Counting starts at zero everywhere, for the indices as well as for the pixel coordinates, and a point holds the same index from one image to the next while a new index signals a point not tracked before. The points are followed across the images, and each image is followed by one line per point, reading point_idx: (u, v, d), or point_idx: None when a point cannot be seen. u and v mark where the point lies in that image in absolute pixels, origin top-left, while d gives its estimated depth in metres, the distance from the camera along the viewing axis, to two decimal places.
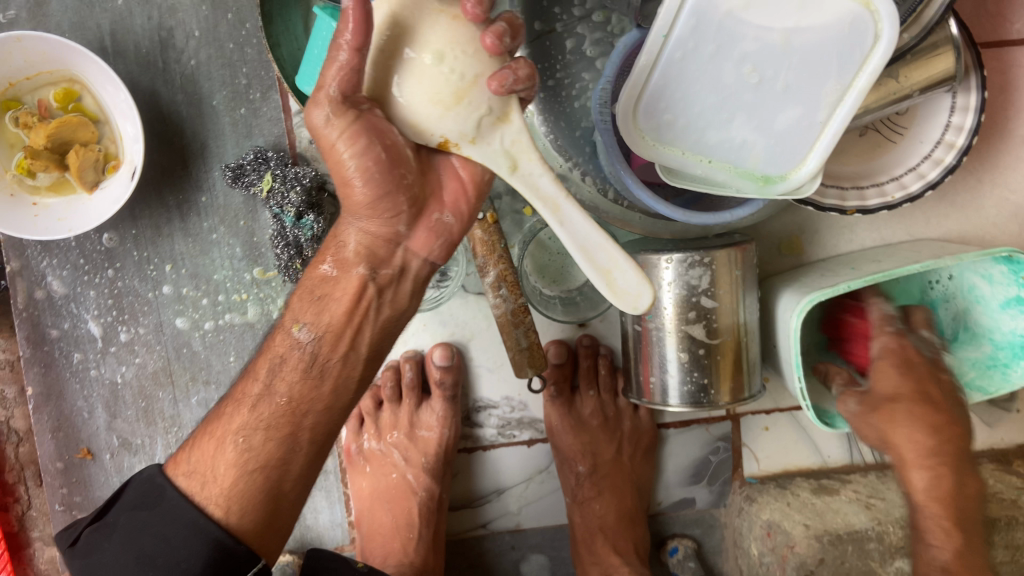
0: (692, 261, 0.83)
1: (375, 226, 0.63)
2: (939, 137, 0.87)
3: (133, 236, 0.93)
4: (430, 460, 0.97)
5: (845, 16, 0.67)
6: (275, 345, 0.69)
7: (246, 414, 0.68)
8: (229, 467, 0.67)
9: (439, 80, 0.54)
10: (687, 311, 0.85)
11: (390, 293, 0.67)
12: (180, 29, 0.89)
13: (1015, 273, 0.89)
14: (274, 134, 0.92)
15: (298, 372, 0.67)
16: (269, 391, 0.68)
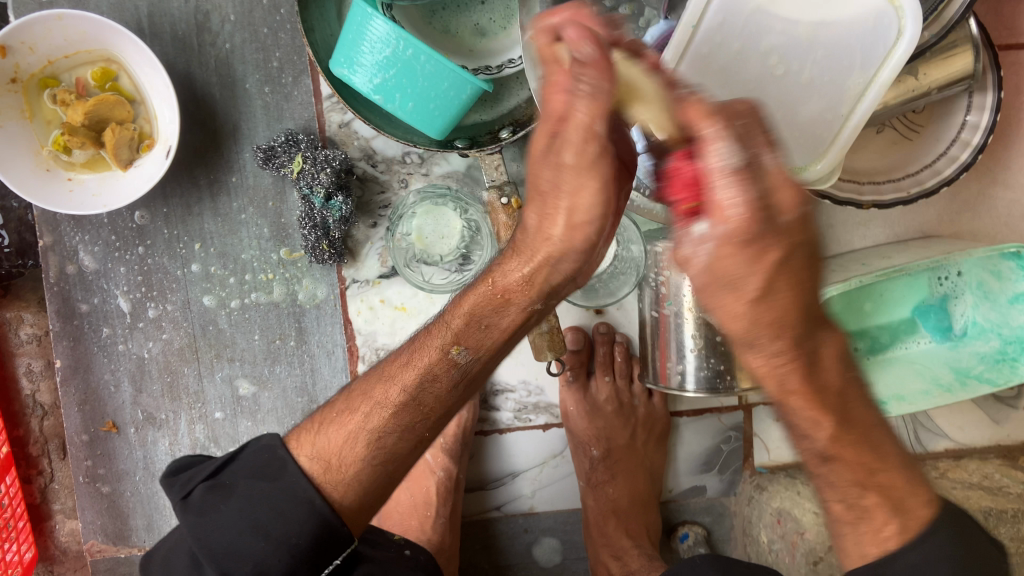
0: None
1: (564, 267, 0.58)
2: (956, 136, 0.89)
3: (164, 214, 0.96)
4: (449, 441, 0.99)
5: (869, 12, 0.69)
6: (427, 346, 0.66)
7: (382, 410, 0.66)
8: (354, 456, 0.65)
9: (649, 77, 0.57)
10: None
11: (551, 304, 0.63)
12: (216, 13, 0.91)
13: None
14: (305, 118, 0.95)
15: (446, 384, 0.66)
16: (410, 391, 0.66)
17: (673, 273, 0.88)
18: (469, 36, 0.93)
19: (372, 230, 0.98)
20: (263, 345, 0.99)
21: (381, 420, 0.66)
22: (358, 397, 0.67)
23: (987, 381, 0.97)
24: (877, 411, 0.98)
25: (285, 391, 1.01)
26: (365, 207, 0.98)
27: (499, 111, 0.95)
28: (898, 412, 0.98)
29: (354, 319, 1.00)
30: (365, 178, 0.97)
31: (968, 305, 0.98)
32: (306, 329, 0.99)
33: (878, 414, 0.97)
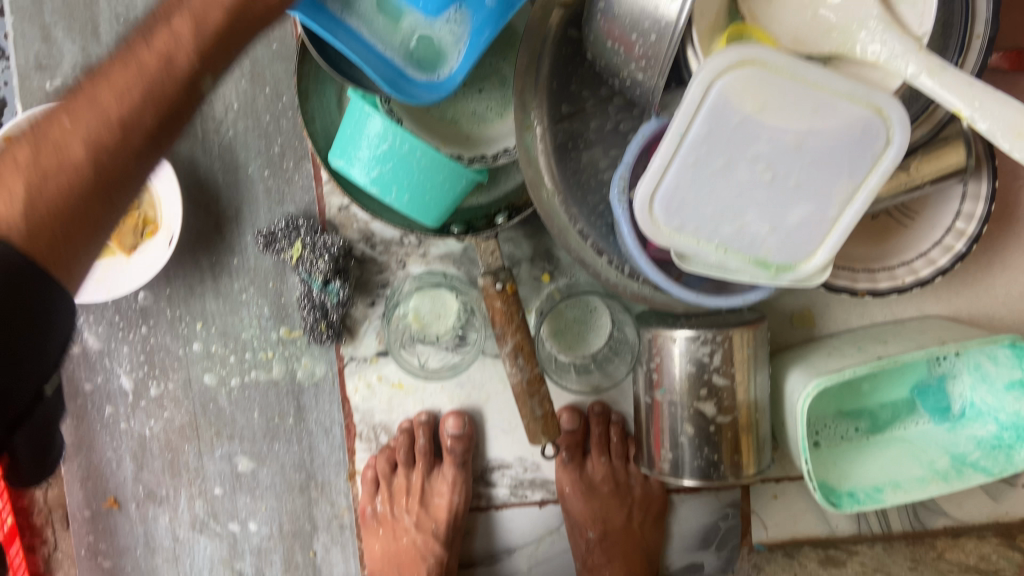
0: (705, 338, 0.86)
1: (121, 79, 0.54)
2: (950, 224, 0.90)
3: (167, 295, 0.97)
4: (441, 527, 1.00)
5: (857, 122, 0.70)
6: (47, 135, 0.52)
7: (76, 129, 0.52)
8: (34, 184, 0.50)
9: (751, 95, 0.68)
10: (699, 389, 0.88)
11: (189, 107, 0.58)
12: (220, 102, 0.94)
13: (1019, 357, 0.92)
14: (305, 201, 0.96)
15: (129, 78, 0.54)
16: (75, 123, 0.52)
17: (666, 360, 0.89)
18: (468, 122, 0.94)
19: (370, 309, 0.99)
20: (262, 423, 1.01)
21: (79, 174, 0.51)
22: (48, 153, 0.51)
23: (983, 470, 0.97)
24: (873, 501, 0.98)
25: (284, 467, 1.02)
26: (364, 287, 0.99)
27: (496, 194, 0.96)
28: (893, 501, 0.97)
29: (352, 396, 1.01)
30: (364, 260, 0.98)
31: (965, 387, 0.98)
32: (305, 407, 1.01)
33: (874, 504, 0.98)
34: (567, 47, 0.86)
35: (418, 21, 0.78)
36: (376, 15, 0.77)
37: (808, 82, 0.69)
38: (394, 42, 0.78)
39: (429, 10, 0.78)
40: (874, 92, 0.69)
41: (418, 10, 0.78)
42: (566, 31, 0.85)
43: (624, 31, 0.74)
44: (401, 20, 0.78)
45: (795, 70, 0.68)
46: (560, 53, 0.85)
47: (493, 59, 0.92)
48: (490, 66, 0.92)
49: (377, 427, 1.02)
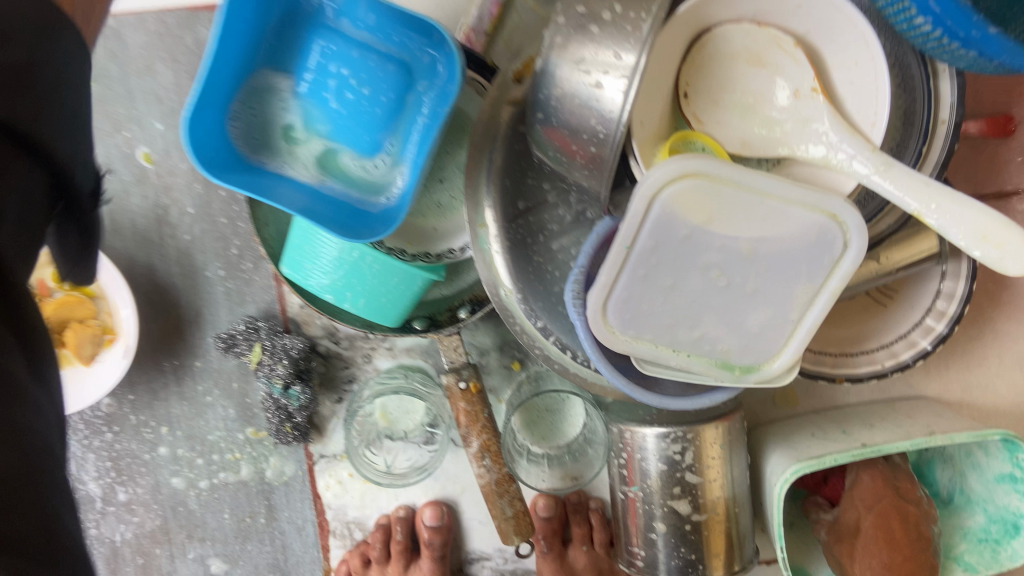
0: (676, 435, 0.83)
1: None
2: (931, 304, 0.86)
3: (130, 400, 0.96)
4: None
5: (812, 227, 0.67)
6: None
7: None
8: None
9: (703, 197, 0.66)
10: (672, 487, 0.84)
11: None
12: (175, 207, 0.92)
13: (1009, 450, 0.90)
14: (266, 300, 0.95)
15: None
16: None
17: (639, 456, 0.86)
18: (430, 214, 0.92)
19: (337, 405, 0.97)
20: (234, 523, 0.99)
21: None
22: None
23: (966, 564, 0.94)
24: None
25: (258, 568, 1.00)
26: (329, 383, 0.97)
27: (459, 285, 0.94)
28: None
29: (324, 493, 0.99)
30: (328, 355, 0.96)
31: (957, 472, 0.97)
32: (276, 507, 0.99)
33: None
34: (518, 143, 0.83)
35: (349, 157, 0.76)
36: (302, 159, 0.75)
37: (757, 192, 0.65)
38: (330, 179, 0.76)
39: (360, 147, 0.76)
40: (827, 198, 0.66)
41: (346, 148, 0.75)
42: (516, 128, 0.82)
43: (564, 137, 0.71)
44: (330, 158, 0.76)
45: (744, 182, 0.64)
46: (511, 149, 0.83)
47: (451, 149, 0.89)
48: (448, 156, 0.90)
49: (351, 524, 1.00)
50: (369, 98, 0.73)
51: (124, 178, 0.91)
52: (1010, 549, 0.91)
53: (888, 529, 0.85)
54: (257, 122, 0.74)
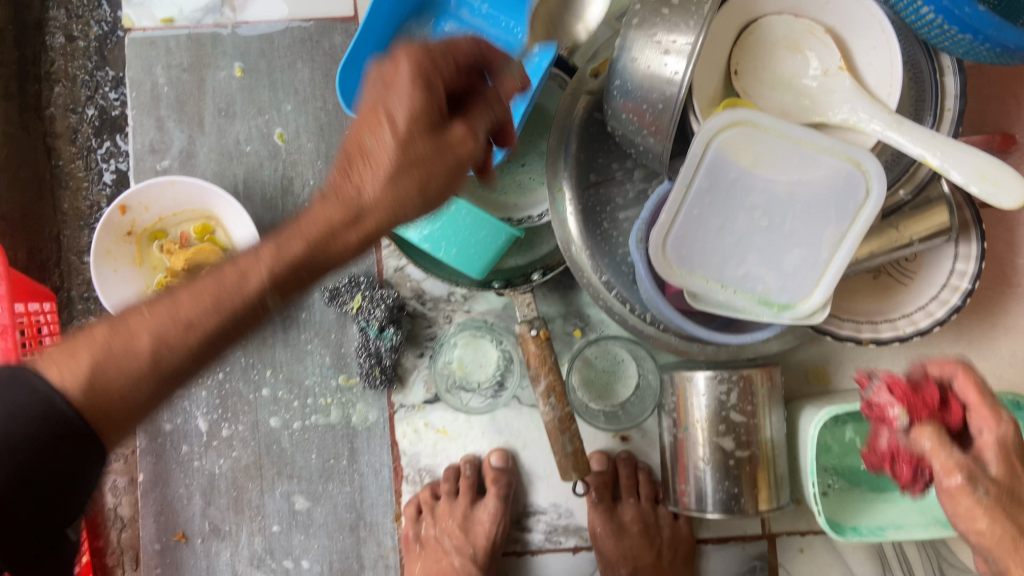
0: (724, 377, 0.95)
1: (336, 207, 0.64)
2: (945, 281, 1.00)
3: (243, 344, 1.10)
4: (479, 552, 1.05)
5: (838, 173, 0.82)
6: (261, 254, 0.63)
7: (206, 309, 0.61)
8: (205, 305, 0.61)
9: (749, 143, 0.82)
10: (719, 425, 0.95)
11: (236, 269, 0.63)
12: (299, 179, 1.10)
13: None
14: (367, 263, 1.10)
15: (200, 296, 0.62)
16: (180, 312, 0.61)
17: (688, 399, 0.97)
18: (512, 193, 1.08)
19: (419, 359, 1.09)
20: (319, 463, 1.10)
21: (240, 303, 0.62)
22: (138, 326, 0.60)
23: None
24: (875, 536, 0.99)
25: (336, 507, 1.10)
26: (413, 339, 1.09)
27: (532, 256, 1.09)
28: (896, 538, 0.98)
29: (400, 441, 1.10)
30: (415, 314, 1.09)
31: None
32: (358, 451, 1.10)
33: (876, 538, 0.99)
34: (593, 126, 0.99)
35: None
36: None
37: (794, 140, 0.81)
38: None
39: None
40: (851, 147, 0.81)
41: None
42: (591, 113, 0.98)
43: (642, 110, 0.87)
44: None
45: (782, 130, 0.81)
46: (586, 131, 0.99)
47: (533, 138, 1.07)
48: (530, 144, 1.08)
49: (422, 471, 1.11)
50: None
51: (261, 153, 1.10)
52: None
53: (983, 530, 0.65)
54: None
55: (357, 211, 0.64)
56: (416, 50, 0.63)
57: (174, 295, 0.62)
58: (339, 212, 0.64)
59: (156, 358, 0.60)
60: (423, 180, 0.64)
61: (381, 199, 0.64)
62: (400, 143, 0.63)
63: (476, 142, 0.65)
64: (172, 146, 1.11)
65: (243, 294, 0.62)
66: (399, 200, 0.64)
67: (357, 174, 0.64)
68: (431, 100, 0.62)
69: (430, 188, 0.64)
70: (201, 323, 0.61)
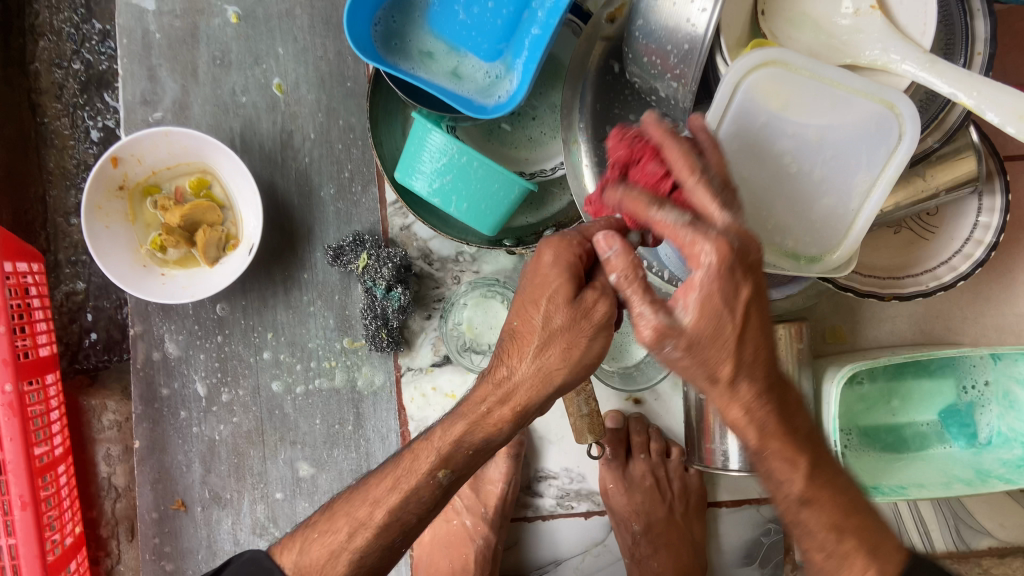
0: None
1: (486, 390, 0.71)
2: (969, 234, 0.97)
3: (243, 306, 1.06)
4: (490, 511, 1.04)
5: (871, 116, 0.79)
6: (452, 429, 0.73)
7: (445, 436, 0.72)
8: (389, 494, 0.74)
9: (780, 85, 0.78)
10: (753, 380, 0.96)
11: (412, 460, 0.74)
12: (299, 133, 1.05)
13: None
14: (371, 221, 1.06)
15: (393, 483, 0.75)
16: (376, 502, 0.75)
17: None
18: (522, 147, 1.04)
19: (427, 321, 1.06)
20: (324, 429, 1.06)
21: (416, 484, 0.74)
22: (340, 514, 0.76)
23: (1007, 480, 0.99)
24: (897, 494, 0.99)
25: (342, 473, 1.07)
26: (421, 301, 1.06)
27: (543, 214, 1.05)
28: (919, 496, 0.98)
29: (408, 405, 1.07)
30: (422, 275, 1.06)
31: (993, 413, 1.04)
32: (363, 415, 1.06)
33: (897, 497, 0.98)
34: (608, 76, 0.95)
35: (480, 66, 0.91)
36: (442, 68, 0.91)
37: (827, 81, 0.78)
38: (463, 84, 0.91)
39: (488, 57, 0.91)
40: (885, 89, 0.78)
41: (479, 58, 0.91)
42: (607, 61, 0.94)
43: (665, 54, 0.83)
44: (465, 67, 0.91)
45: (816, 70, 0.77)
46: (601, 79, 0.95)
47: (543, 88, 1.02)
48: (540, 95, 1.02)
49: None
50: (492, 10, 0.88)
51: (259, 105, 1.05)
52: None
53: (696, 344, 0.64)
54: (403, 36, 0.90)
55: (504, 388, 0.70)
56: (557, 242, 0.67)
57: (367, 486, 0.76)
58: (491, 396, 0.71)
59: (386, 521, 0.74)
60: (567, 350, 0.68)
61: (530, 371, 0.69)
62: (543, 327, 0.67)
63: (613, 306, 0.67)
64: (165, 97, 1.06)
65: (417, 477, 0.74)
66: (546, 370, 0.68)
67: (505, 355, 0.70)
68: (566, 285, 0.66)
69: (576, 352, 0.68)
70: (387, 504, 0.74)
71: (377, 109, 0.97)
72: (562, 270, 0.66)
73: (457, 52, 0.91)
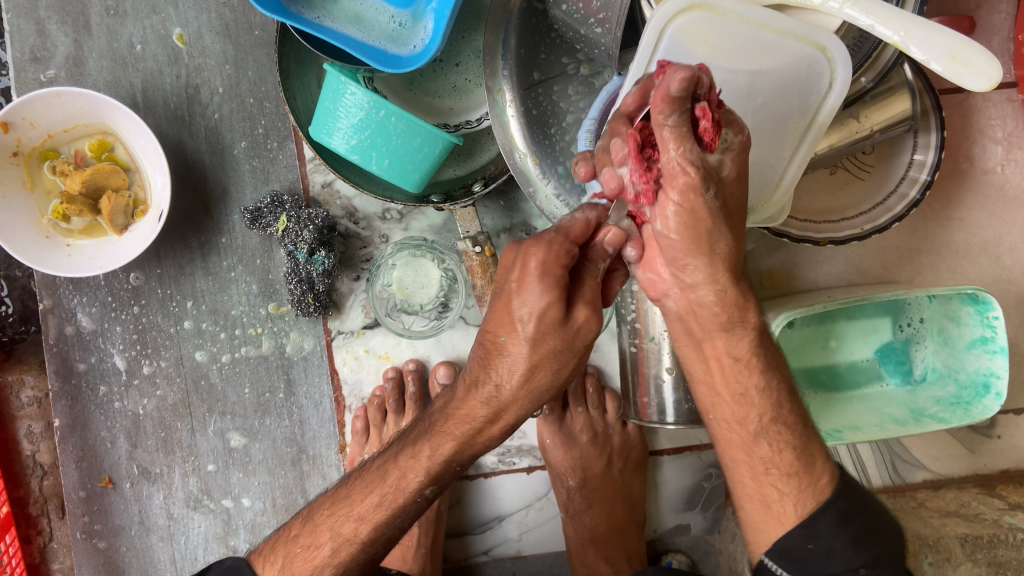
0: None
1: (473, 407, 0.68)
2: (904, 174, 0.95)
3: (158, 274, 1.01)
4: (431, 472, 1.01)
5: (802, 59, 0.74)
6: (439, 436, 0.71)
7: (434, 449, 0.72)
8: (374, 505, 0.74)
9: (710, 27, 0.73)
10: None
11: (400, 471, 0.73)
12: (206, 86, 0.98)
13: (980, 313, 0.97)
14: (290, 179, 1.00)
15: (378, 500, 0.74)
16: (360, 521, 0.75)
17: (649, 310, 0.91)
18: (448, 97, 0.99)
19: (355, 283, 1.02)
20: (254, 398, 1.03)
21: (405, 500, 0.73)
22: (323, 529, 0.77)
23: (940, 419, 1.00)
24: (833, 439, 0.99)
25: (275, 442, 1.04)
26: (348, 262, 1.01)
27: (472, 166, 1.01)
28: (854, 440, 0.98)
29: (340, 368, 1.03)
30: (347, 235, 1.01)
31: (927, 350, 1.04)
32: (295, 381, 1.03)
33: (834, 441, 0.98)
34: (533, 18, 0.90)
35: (384, 8, 0.85)
36: (344, 12, 0.84)
37: (756, 24, 0.73)
38: (367, 29, 0.84)
39: None
40: (817, 30, 0.73)
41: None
42: (530, 3, 0.89)
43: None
44: (367, 11, 0.85)
45: (743, 13, 0.72)
46: (526, 22, 0.89)
47: (464, 32, 0.96)
48: (462, 40, 0.97)
49: (366, 400, 1.05)
50: None
51: (160, 58, 0.98)
52: (981, 405, 0.98)
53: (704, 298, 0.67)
54: None
55: (496, 407, 0.67)
56: (541, 243, 0.63)
57: (349, 497, 0.76)
58: (480, 415, 0.68)
59: (375, 536, 0.75)
60: (557, 370, 0.66)
61: (518, 394, 0.66)
62: (532, 346, 0.64)
63: (598, 321, 0.66)
64: (56, 52, 0.98)
65: (405, 494, 0.73)
66: (536, 389, 0.67)
67: (491, 372, 0.67)
68: (559, 301, 0.63)
69: (564, 372, 0.67)
70: (372, 516, 0.75)
71: (285, 62, 0.91)
72: (547, 281, 0.62)
73: None
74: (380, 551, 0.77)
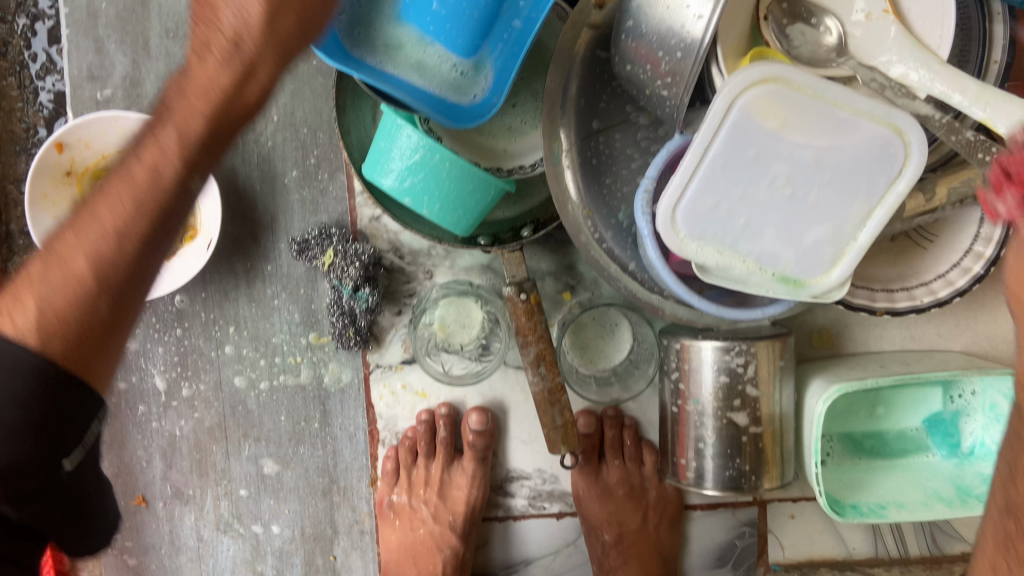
0: (739, 349, 0.87)
1: (211, 74, 0.61)
2: (968, 246, 0.90)
3: (202, 298, 1.01)
4: (458, 519, 1.01)
5: (876, 140, 0.73)
6: (161, 134, 0.62)
7: (175, 139, 0.61)
8: (102, 235, 0.57)
9: (783, 100, 0.71)
10: (732, 399, 0.89)
11: (132, 166, 0.60)
12: (261, 114, 0.98)
13: None
14: (338, 211, 0.99)
15: (122, 198, 0.59)
16: (66, 264, 0.56)
17: (693, 369, 0.90)
18: (502, 138, 0.98)
19: (397, 317, 1.01)
20: (289, 426, 1.03)
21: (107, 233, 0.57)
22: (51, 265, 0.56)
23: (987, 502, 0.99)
24: (876, 515, 1.00)
25: (308, 471, 1.04)
26: (391, 296, 1.00)
27: (521, 208, 1.00)
28: (897, 519, 1.00)
29: (376, 403, 1.03)
30: (392, 269, 1.00)
31: (976, 424, 1.01)
32: (330, 412, 1.02)
33: (877, 518, 1.00)
34: (596, 66, 0.89)
35: (447, 57, 0.81)
36: (407, 60, 0.80)
37: (830, 101, 0.72)
38: (429, 79, 0.81)
39: (455, 46, 0.81)
40: (893, 111, 0.72)
41: (445, 48, 0.81)
42: (595, 51, 0.88)
43: (656, 60, 0.75)
44: (430, 59, 0.81)
45: (818, 88, 0.71)
46: (589, 71, 0.88)
47: (524, 76, 0.95)
48: (521, 82, 0.95)
49: (400, 434, 1.04)
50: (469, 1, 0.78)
51: None
52: None
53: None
54: (363, 32, 0.79)
55: (240, 57, 0.61)
56: None
57: (92, 204, 0.59)
58: (223, 48, 0.61)
59: (98, 274, 0.56)
60: (299, 22, 0.62)
61: (238, 21, 0.60)
62: None
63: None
64: (114, 72, 0.98)
65: (164, 186, 0.60)
66: (279, 36, 0.61)
67: (228, 22, 0.60)
68: None
69: (312, 14, 0.62)
70: (124, 225, 0.58)
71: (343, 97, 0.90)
72: None
73: (424, 39, 0.80)
74: (121, 312, 0.58)
